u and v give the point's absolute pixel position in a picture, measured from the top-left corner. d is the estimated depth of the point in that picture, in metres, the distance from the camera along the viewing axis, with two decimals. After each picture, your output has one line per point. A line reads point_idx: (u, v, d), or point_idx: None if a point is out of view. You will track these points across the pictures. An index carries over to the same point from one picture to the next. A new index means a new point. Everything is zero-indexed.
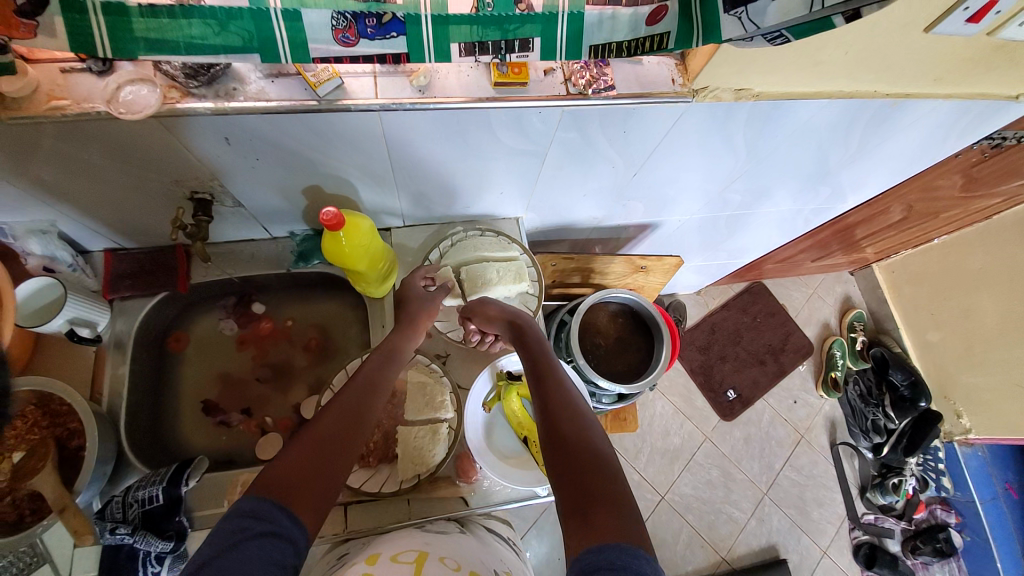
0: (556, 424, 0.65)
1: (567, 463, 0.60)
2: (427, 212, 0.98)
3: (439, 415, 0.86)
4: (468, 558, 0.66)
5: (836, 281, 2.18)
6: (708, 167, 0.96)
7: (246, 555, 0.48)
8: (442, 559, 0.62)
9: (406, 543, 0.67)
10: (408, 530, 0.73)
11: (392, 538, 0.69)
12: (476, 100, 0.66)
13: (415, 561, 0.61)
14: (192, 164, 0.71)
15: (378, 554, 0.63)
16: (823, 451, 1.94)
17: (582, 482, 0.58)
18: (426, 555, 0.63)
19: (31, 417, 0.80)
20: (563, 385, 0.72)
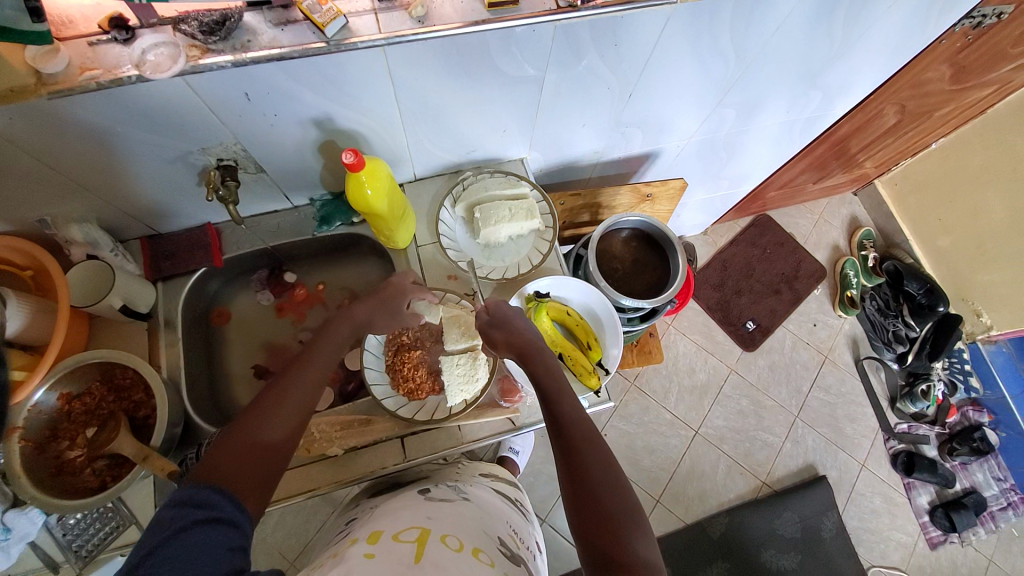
0: (581, 474, 0.66)
1: (591, 518, 0.63)
2: (435, 161, 1.02)
3: (475, 345, 0.90)
4: (471, 529, 0.67)
5: (841, 204, 2.19)
6: (698, 78, 0.99)
7: (190, 541, 0.49)
8: (443, 538, 0.61)
9: (406, 518, 0.66)
10: (412, 503, 0.73)
11: (392, 514, 0.69)
12: (471, 24, 0.70)
13: (416, 542, 0.60)
14: (215, 127, 0.76)
15: (380, 532, 0.63)
16: (848, 369, 1.97)
17: (597, 527, 0.62)
18: (428, 533, 0.62)
19: (97, 392, 0.83)
20: (586, 429, 0.69)
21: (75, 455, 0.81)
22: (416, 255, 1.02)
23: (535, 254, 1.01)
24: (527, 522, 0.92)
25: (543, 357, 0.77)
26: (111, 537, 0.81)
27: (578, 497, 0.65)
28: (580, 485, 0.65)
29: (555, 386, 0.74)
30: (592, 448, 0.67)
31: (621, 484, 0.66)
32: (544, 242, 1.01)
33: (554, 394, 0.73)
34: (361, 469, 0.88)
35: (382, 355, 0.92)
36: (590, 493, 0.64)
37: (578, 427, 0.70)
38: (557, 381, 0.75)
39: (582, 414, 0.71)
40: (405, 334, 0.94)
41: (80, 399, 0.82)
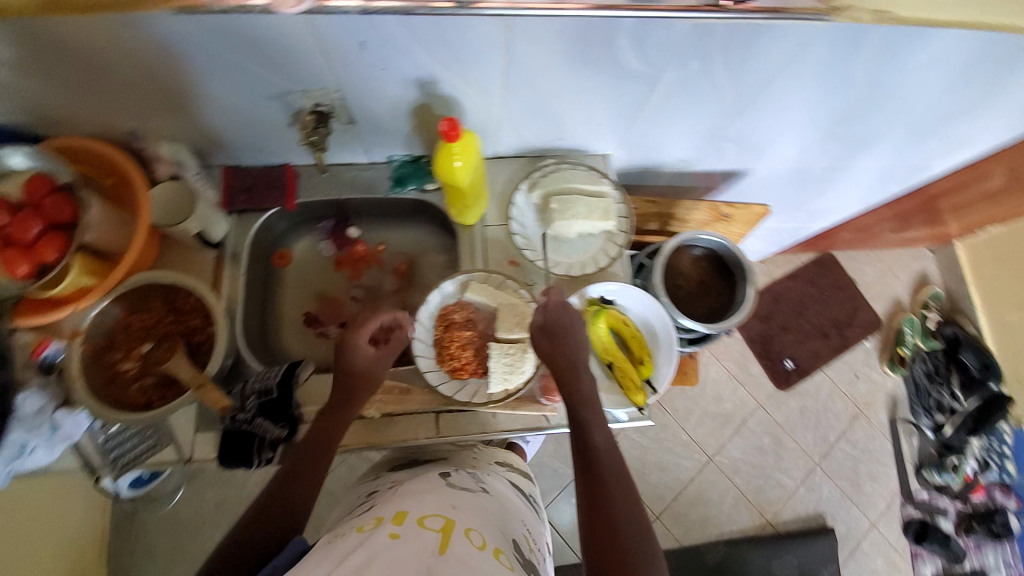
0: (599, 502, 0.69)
1: (601, 543, 0.66)
2: (521, 143, 0.98)
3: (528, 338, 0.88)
4: (491, 527, 0.66)
5: (912, 259, 2.07)
6: (813, 105, 0.92)
7: None
8: (467, 533, 0.60)
9: (431, 503, 0.65)
10: (435, 487, 0.71)
11: (415, 495, 0.67)
12: (606, 9, 0.66)
13: (440, 531, 0.59)
14: (320, 71, 0.74)
15: (405, 513, 0.62)
16: (880, 427, 1.90)
17: (619, 573, 0.63)
18: (453, 523, 0.61)
19: (159, 311, 0.84)
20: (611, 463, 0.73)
21: (127, 368, 0.82)
22: (482, 235, 0.99)
23: (602, 257, 0.97)
24: (540, 521, 0.90)
25: (581, 388, 0.79)
26: (147, 453, 0.83)
27: (600, 542, 0.66)
28: (605, 529, 0.67)
29: (591, 427, 0.77)
30: (621, 493, 0.70)
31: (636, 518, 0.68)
32: (613, 247, 0.97)
33: (587, 424, 0.76)
34: (391, 437, 0.88)
35: (430, 328, 0.91)
36: (615, 538, 0.66)
37: (609, 472, 0.72)
38: (596, 422, 0.77)
39: (615, 460, 0.74)
40: (455, 310, 0.92)
41: (140, 315, 0.84)
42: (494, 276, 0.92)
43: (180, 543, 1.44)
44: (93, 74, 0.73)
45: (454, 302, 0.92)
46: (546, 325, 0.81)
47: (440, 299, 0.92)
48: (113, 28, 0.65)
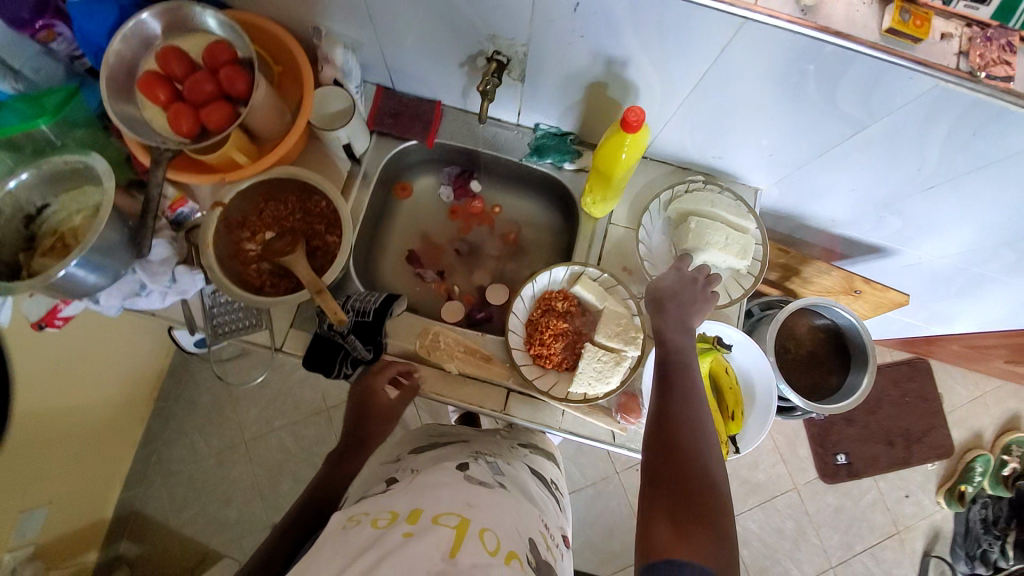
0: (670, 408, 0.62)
1: (667, 452, 0.59)
2: (676, 149, 0.93)
3: (625, 350, 0.83)
4: (509, 526, 0.61)
5: (1012, 395, 1.88)
6: (1009, 207, 0.82)
7: None
8: (481, 534, 0.57)
9: (447, 499, 0.61)
10: (450, 479, 0.67)
11: (431, 487, 0.64)
12: (853, 42, 0.59)
13: (453, 530, 0.56)
14: (519, 21, 0.71)
15: (419, 512, 0.58)
16: (913, 556, 1.76)
17: (679, 514, 0.55)
18: (467, 525, 0.57)
19: (291, 206, 0.87)
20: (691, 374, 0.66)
21: (249, 249, 0.85)
22: (604, 231, 0.96)
23: (722, 294, 0.91)
24: (561, 511, 0.84)
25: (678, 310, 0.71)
26: (244, 330, 0.86)
27: (665, 479, 0.58)
28: (671, 465, 0.58)
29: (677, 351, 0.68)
30: (698, 434, 0.60)
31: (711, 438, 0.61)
32: (737, 287, 0.92)
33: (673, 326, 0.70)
34: (462, 399, 0.87)
35: (527, 309, 0.90)
36: (682, 480, 0.57)
37: (690, 408, 0.62)
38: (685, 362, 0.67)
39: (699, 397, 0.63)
40: (558, 299, 0.90)
41: (276, 204, 0.86)
42: (609, 278, 0.87)
43: (220, 407, 1.57)
44: None
45: (559, 289, 0.90)
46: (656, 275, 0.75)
47: (547, 282, 0.90)
48: None
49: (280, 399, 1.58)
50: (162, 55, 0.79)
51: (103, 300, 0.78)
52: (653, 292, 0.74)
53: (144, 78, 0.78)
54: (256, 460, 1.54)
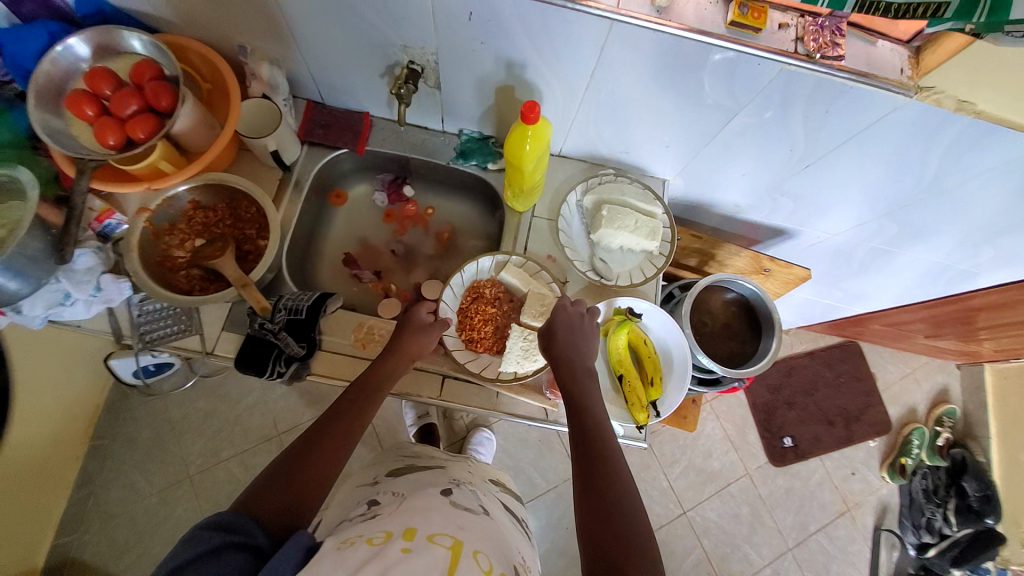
0: (593, 477, 0.68)
1: (596, 522, 0.64)
2: (588, 147, 1.02)
3: None
4: (495, 551, 0.67)
5: (937, 369, 2.01)
6: (877, 182, 0.93)
7: (217, 559, 0.51)
8: (475, 555, 0.61)
9: (440, 522, 0.65)
10: (441, 504, 0.72)
11: (423, 512, 0.67)
12: (705, 34, 0.69)
13: (450, 550, 0.59)
14: (424, 31, 0.79)
15: (415, 530, 0.61)
16: (864, 532, 1.82)
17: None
18: (461, 544, 0.62)
19: (221, 212, 0.91)
20: (607, 442, 0.72)
21: (178, 255, 0.88)
22: (529, 224, 1.03)
23: (638, 274, 0.99)
24: (531, 544, 0.90)
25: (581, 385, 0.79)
26: (173, 337, 0.86)
27: (597, 552, 0.61)
28: (603, 536, 0.62)
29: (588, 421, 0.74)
30: (621, 502, 0.65)
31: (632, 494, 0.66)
32: (651, 267, 0.99)
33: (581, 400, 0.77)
34: (400, 388, 0.90)
35: (458, 297, 0.95)
36: (614, 548, 0.61)
37: (611, 477, 0.68)
38: (601, 436, 0.72)
39: (620, 464, 0.69)
40: (486, 287, 0.96)
41: (205, 212, 0.90)
42: (531, 264, 0.94)
43: (163, 441, 1.53)
44: None
45: (488, 278, 0.96)
46: (557, 329, 0.84)
47: (475, 272, 0.95)
48: None
49: (228, 426, 1.56)
50: (89, 74, 0.82)
51: (25, 309, 0.78)
52: (546, 336, 0.84)
53: (72, 95, 0.81)
54: (203, 494, 1.50)
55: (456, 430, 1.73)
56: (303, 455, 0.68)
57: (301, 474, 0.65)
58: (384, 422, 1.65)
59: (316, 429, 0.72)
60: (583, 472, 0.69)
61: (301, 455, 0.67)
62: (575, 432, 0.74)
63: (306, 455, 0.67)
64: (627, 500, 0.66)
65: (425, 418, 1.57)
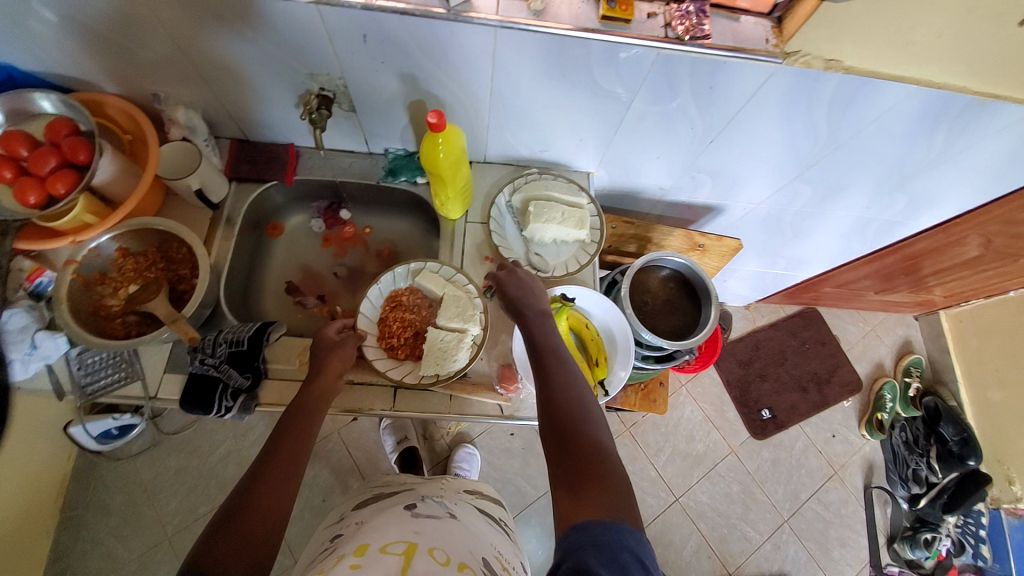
0: (557, 403, 0.72)
1: (563, 442, 0.68)
2: (508, 150, 1.06)
3: (466, 328, 0.91)
4: (458, 545, 0.70)
5: (897, 323, 2.07)
6: (779, 146, 0.99)
7: None
8: (431, 552, 0.67)
9: (395, 533, 0.71)
10: (400, 518, 0.76)
11: (381, 527, 0.73)
12: (582, 29, 0.75)
13: (403, 555, 0.65)
14: (326, 59, 0.84)
15: (368, 546, 0.68)
16: (855, 493, 1.82)
17: (581, 486, 0.62)
18: (416, 546, 0.68)
19: (151, 256, 0.92)
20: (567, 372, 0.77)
21: (112, 304, 0.90)
22: (463, 229, 1.06)
23: (573, 263, 1.03)
24: (514, 544, 0.90)
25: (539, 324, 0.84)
26: (117, 386, 0.86)
27: (563, 464, 0.66)
28: (568, 450, 0.67)
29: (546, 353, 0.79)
30: (582, 417, 0.71)
31: (593, 417, 0.71)
32: (584, 254, 1.03)
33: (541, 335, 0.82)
34: (352, 403, 0.90)
35: (377, 307, 0.96)
36: (578, 458, 0.66)
37: (572, 396, 0.73)
38: (560, 363, 0.78)
39: (579, 391, 0.75)
40: (405, 294, 0.98)
41: (134, 258, 0.91)
42: (448, 270, 0.97)
43: (136, 506, 1.49)
44: (127, 44, 0.82)
45: (406, 286, 0.98)
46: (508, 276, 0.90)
47: (392, 281, 0.97)
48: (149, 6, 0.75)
49: (202, 482, 1.53)
50: (5, 137, 0.84)
51: None
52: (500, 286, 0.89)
53: None
54: (183, 553, 1.46)
55: (437, 451, 1.71)
56: (246, 494, 0.65)
57: (242, 519, 0.62)
58: (361, 452, 1.62)
59: (260, 461, 0.70)
60: (545, 398, 0.74)
61: (239, 505, 0.63)
62: (535, 363, 0.79)
63: (249, 492, 0.65)
64: (587, 415, 0.71)
65: (404, 442, 1.55)
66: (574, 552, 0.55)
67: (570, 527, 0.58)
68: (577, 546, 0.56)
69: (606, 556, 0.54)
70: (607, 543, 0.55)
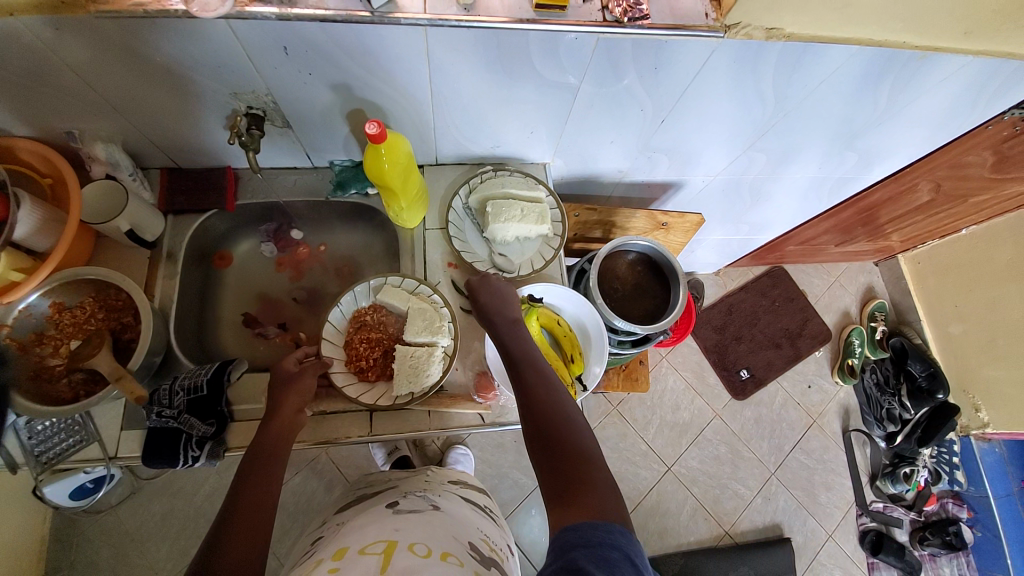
0: (538, 408, 0.71)
1: (548, 449, 0.67)
2: (458, 150, 1.03)
3: (435, 340, 0.89)
4: (440, 535, 0.70)
5: (859, 271, 2.13)
6: (730, 118, 0.99)
7: None
8: (411, 547, 0.65)
9: (374, 532, 0.69)
10: (380, 516, 0.75)
11: (359, 528, 0.72)
12: (517, 21, 0.71)
13: (382, 553, 0.63)
14: (249, 76, 0.78)
15: (346, 549, 0.67)
16: (835, 438, 1.90)
17: (568, 494, 0.61)
18: (395, 543, 0.66)
19: (89, 308, 0.87)
20: (546, 375, 0.75)
21: (54, 364, 0.85)
22: (422, 238, 1.02)
23: (538, 259, 1.01)
24: (501, 529, 0.91)
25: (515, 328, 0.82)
26: (73, 450, 0.82)
27: (549, 468, 0.65)
28: (553, 457, 0.66)
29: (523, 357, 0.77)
30: (565, 420, 0.69)
31: (576, 419, 0.70)
32: (549, 249, 1.01)
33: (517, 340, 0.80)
34: (327, 434, 0.87)
35: (341, 330, 0.93)
36: (563, 462, 0.65)
37: (553, 399, 0.72)
38: (538, 369, 0.76)
39: (560, 393, 0.73)
40: (369, 313, 0.95)
41: (71, 311, 0.86)
42: (409, 282, 0.94)
43: (122, 557, 1.43)
44: (25, 82, 0.75)
45: (368, 304, 0.96)
46: (478, 286, 0.87)
47: (353, 301, 0.94)
48: (41, 39, 0.68)
49: (190, 521, 1.48)
50: None
51: None
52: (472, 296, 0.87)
53: None
54: None
55: (430, 456, 1.67)
56: (214, 551, 0.61)
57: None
58: (350, 467, 1.59)
59: (223, 515, 0.66)
60: (526, 402, 0.72)
61: (208, 564, 0.59)
62: (513, 369, 0.77)
63: (217, 550, 0.61)
64: (569, 417, 0.70)
65: (395, 452, 1.49)
66: (564, 553, 0.54)
67: (560, 534, 0.57)
68: (570, 545, 0.55)
69: (596, 555, 0.53)
70: (596, 543, 0.54)
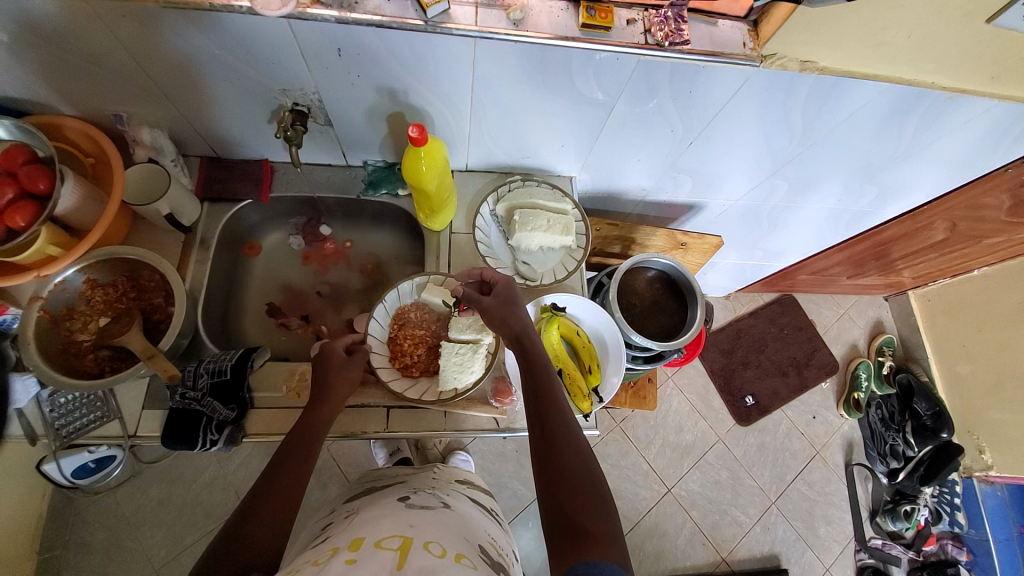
0: (554, 449, 0.69)
1: (558, 491, 0.66)
2: (489, 158, 1.05)
3: (481, 338, 0.91)
4: (452, 537, 0.70)
5: (868, 305, 2.14)
6: (756, 146, 1.01)
7: None
8: (426, 546, 0.64)
9: (390, 527, 0.69)
10: (393, 510, 0.76)
11: (373, 521, 0.72)
12: (562, 37, 0.74)
13: (399, 550, 0.63)
14: (300, 74, 0.81)
15: (362, 540, 0.66)
16: (836, 470, 1.88)
17: (579, 538, 0.60)
18: (411, 540, 0.65)
19: (122, 287, 0.90)
20: (563, 413, 0.74)
21: (82, 339, 0.86)
22: (448, 240, 1.05)
23: (560, 269, 1.03)
24: (505, 532, 0.92)
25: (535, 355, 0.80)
26: (92, 426, 0.83)
27: (557, 511, 0.64)
28: (563, 490, 0.65)
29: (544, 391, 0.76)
30: (578, 457, 0.69)
31: (591, 465, 0.69)
32: (571, 260, 1.03)
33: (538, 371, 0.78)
34: (343, 428, 0.88)
35: (385, 327, 0.95)
36: (573, 508, 0.64)
37: (569, 441, 0.70)
38: (555, 405, 0.74)
39: (576, 435, 0.72)
40: (412, 310, 0.98)
41: (104, 289, 0.89)
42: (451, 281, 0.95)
43: (118, 540, 1.43)
44: (86, 65, 0.78)
45: (411, 302, 0.98)
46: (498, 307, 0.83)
47: (397, 298, 0.96)
48: (111, 27, 0.71)
49: (188, 510, 1.48)
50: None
51: None
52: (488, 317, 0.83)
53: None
54: None
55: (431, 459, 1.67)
56: (228, 538, 0.62)
57: (233, 558, 0.59)
58: (351, 466, 1.59)
59: (254, 497, 0.67)
60: (542, 440, 0.71)
61: (237, 540, 0.61)
62: (531, 403, 0.75)
63: (233, 535, 0.62)
64: (584, 461, 0.69)
65: (397, 453, 1.48)
66: None
67: (573, 567, 0.56)
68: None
69: None
70: None
